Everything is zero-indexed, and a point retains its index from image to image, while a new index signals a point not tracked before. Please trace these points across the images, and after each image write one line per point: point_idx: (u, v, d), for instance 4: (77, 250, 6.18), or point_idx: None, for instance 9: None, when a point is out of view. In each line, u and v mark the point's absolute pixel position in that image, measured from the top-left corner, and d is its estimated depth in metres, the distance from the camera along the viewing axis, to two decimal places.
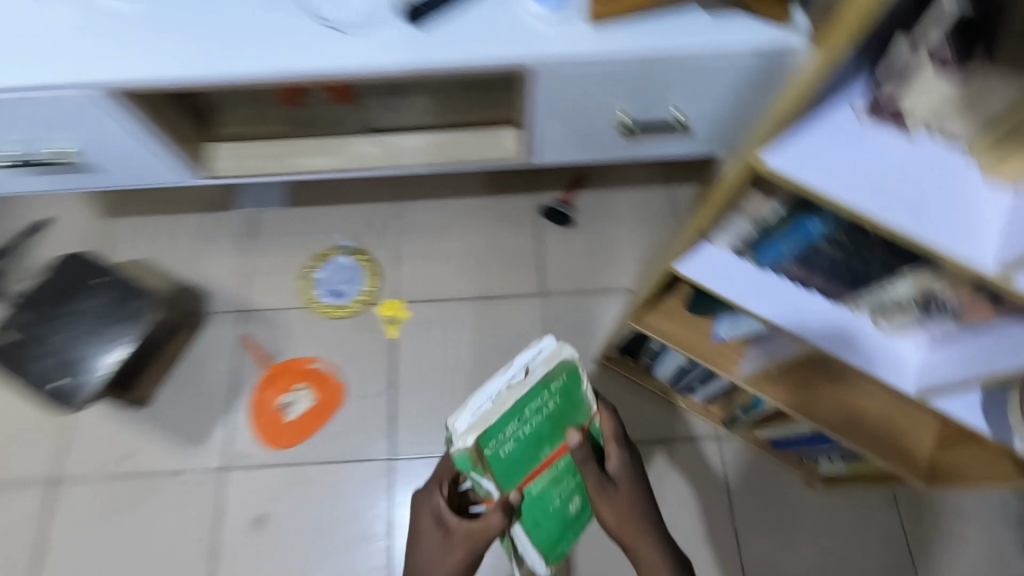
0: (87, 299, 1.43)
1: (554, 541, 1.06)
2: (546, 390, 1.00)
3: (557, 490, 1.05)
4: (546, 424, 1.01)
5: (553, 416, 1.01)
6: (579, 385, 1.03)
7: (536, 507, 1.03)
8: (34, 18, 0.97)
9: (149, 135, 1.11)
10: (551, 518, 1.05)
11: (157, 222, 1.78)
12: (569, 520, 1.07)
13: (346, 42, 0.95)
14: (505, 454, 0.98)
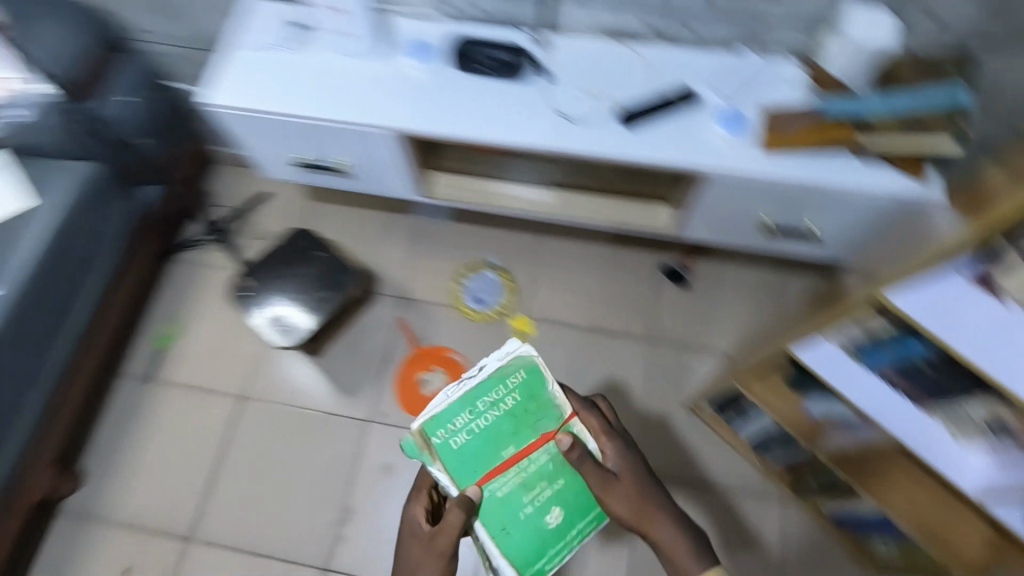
0: (307, 268, 1.92)
1: (531, 554, 1.15)
2: (503, 385, 1.20)
3: (529, 497, 1.16)
4: (506, 421, 1.18)
5: (512, 414, 1.19)
6: (542, 387, 1.22)
7: (506, 511, 1.15)
8: (358, 76, 1.36)
9: (402, 162, 1.48)
10: (525, 528, 1.15)
11: (349, 212, 2.20)
12: (546, 534, 1.16)
13: (573, 131, 1.28)
14: (458, 445, 1.15)
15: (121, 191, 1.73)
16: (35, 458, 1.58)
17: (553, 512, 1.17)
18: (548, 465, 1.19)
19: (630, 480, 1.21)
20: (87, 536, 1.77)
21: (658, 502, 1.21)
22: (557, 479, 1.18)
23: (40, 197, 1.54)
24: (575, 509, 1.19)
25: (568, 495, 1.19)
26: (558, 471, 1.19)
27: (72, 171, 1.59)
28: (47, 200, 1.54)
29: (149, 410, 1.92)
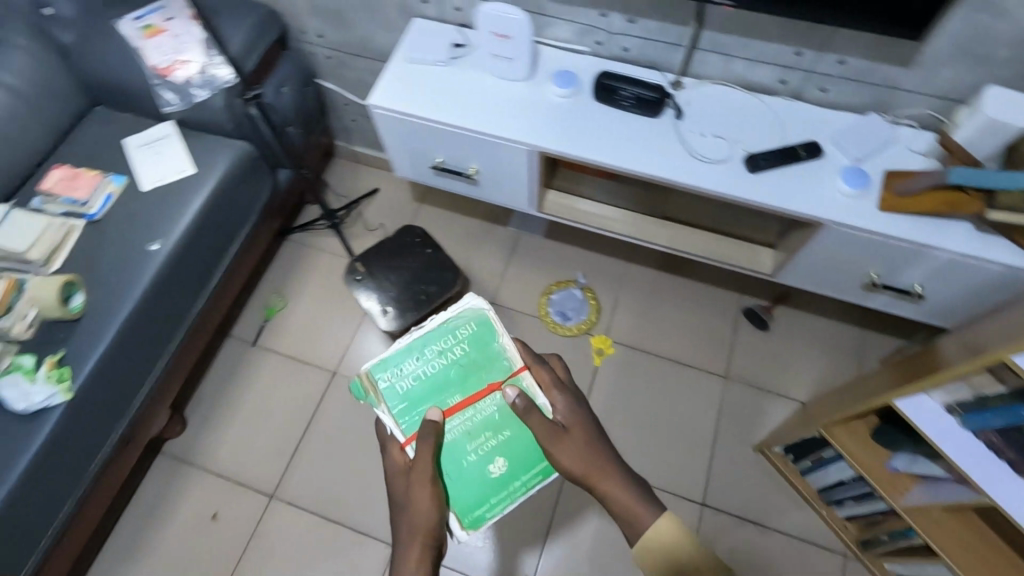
0: (413, 259, 1.96)
1: (478, 498, 1.14)
2: (455, 335, 1.24)
3: (474, 446, 1.16)
4: (451, 370, 1.21)
5: (460, 364, 1.22)
6: (494, 340, 1.24)
7: (451, 457, 1.15)
8: (508, 98, 1.52)
9: (529, 177, 1.60)
10: (471, 476, 1.15)
11: (450, 216, 2.35)
12: (491, 482, 1.15)
13: (704, 170, 1.39)
14: (406, 390, 1.20)
15: (267, 172, 1.92)
16: (157, 400, 1.73)
17: (510, 456, 1.17)
18: (495, 416, 1.19)
19: (577, 431, 1.16)
20: (182, 481, 1.91)
21: (602, 456, 1.15)
22: (504, 429, 1.18)
23: (202, 167, 1.73)
24: (522, 459, 1.17)
25: (516, 446, 1.17)
26: (505, 423, 1.18)
27: (230, 147, 1.77)
28: (208, 170, 1.72)
29: (248, 373, 2.07)
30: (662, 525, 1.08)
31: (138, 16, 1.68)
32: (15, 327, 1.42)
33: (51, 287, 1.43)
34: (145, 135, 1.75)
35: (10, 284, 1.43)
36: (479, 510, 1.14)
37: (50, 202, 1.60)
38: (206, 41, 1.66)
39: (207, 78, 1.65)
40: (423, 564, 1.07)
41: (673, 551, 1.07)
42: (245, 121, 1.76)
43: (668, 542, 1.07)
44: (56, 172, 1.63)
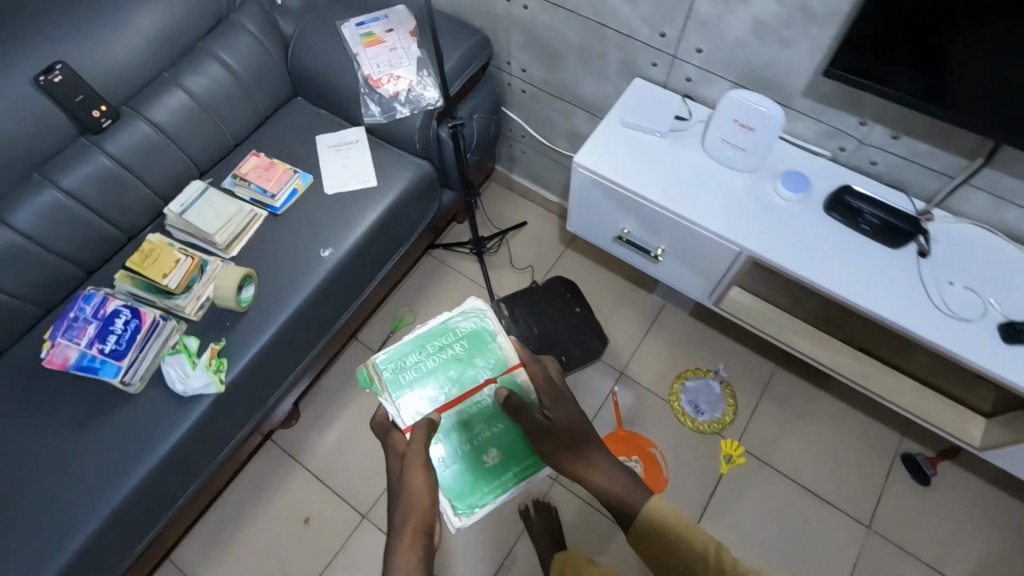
0: (561, 312, 1.86)
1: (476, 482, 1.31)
2: (455, 331, 1.41)
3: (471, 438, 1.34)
4: (450, 364, 1.38)
5: (458, 359, 1.38)
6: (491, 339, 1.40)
7: (450, 446, 1.33)
8: (725, 190, 1.39)
9: (722, 276, 1.45)
10: (472, 463, 1.33)
11: (594, 270, 2.24)
12: (487, 470, 1.33)
13: (945, 326, 1.19)
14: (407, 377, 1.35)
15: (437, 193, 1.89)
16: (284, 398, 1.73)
17: (506, 452, 1.33)
18: (492, 416, 1.35)
19: (566, 417, 1.17)
20: (283, 475, 1.91)
21: (590, 438, 1.16)
22: (499, 423, 1.35)
23: (383, 182, 1.71)
24: (514, 451, 1.33)
25: (509, 439, 1.34)
26: (499, 417, 1.34)
27: (412, 167, 1.75)
28: (387, 186, 1.71)
29: None
30: (653, 509, 1.06)
31: (361, 23, 1.69)
32: (190, 307, 1.46)
33: (227, 280, 1.45)
34: (338, 136, 1.76)
35: (195, 264, 1.47)
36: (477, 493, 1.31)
37: (242, 186, 1.64)
38: (422, 62, 1.64)
39: (412, 97, 1.63)
40: (413, 553, 0.95)
41: (670, 533, 1.04)
42: (432, 144, 1.73)
43: (664, 523, 1.05)
44: (252, 157, 1.66)
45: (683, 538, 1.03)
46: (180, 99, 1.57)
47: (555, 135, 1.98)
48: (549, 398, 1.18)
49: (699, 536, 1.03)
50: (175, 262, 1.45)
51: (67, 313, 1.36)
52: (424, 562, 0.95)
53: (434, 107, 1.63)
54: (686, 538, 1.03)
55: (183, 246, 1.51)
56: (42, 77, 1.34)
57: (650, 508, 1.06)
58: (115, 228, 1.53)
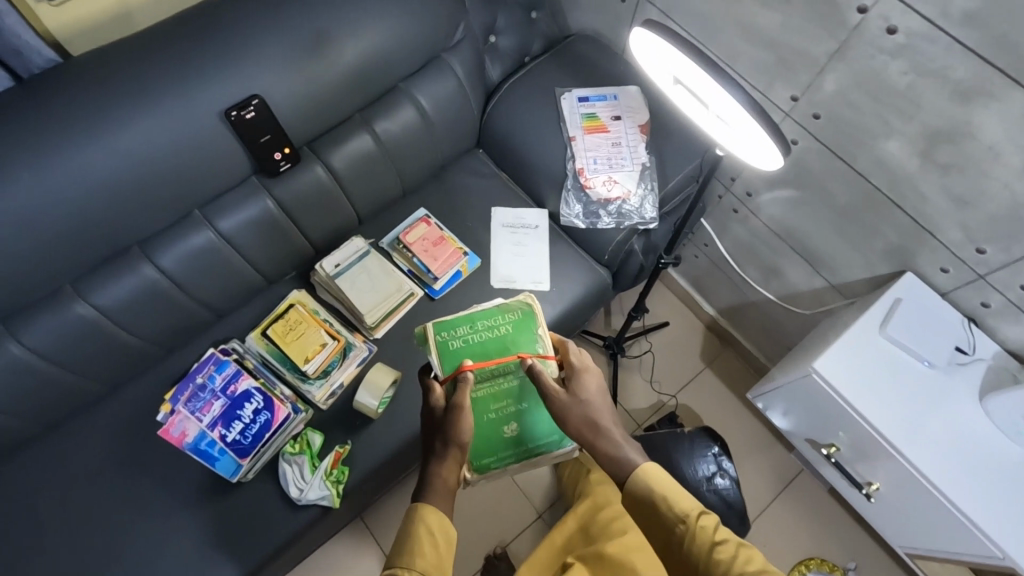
0: (704, 474, 1.63)
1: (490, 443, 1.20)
2: (503, 317, 1.21)
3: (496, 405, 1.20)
4: (494, 343, 1.19)
5: (498, 342, 1.20)
6: (530, 325, 1.20)
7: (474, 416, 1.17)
8: (1000, 466, 1.11)
9: (952, 554, 1.18)
10: (493, 432, 1.20)
11: (732, 402, 1.97)
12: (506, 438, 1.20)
13: None
14: (457, 350, 1.17)
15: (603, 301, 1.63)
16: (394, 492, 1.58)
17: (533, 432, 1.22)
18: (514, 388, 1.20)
19: (593, 402, 1.08)
20: None
21: (608, 417, 1.07)
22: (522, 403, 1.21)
23: (555, 286, 1.47)
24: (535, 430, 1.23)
25: (532, 417, 1.23)
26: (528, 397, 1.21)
27: (591, 275, 1.50)
28: (559, 294, 1.46)
29: None
30: (643, 473, 1.00)
31: (585, 99, 1.43)
32: (321, 396, 1.26)
33: (369, 385, 1.24)
34: (517, 215, 1.51)
35: (338, 348, 1.27)
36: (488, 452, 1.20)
37: (404, 254, 1.42)
38: (646, 168, 1.37)
39: (620, 210, 1.37)
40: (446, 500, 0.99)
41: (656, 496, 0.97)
42: (621, 259, 1.46)
43: (647, 483, 0.99)
44: (421, 223, 1.43)
45: (671, 498, 0.96)
46: (363, 144, 1.33)
47: (747, 263, 1.69)
48: (574, 379, 1.11)
49: (679, 503, 0.96)
50: (320, 343, 1.25)
51: (194, 377, 1.20)
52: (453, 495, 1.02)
53: (644, 226, 1.37)
54: (671, 498, 0.97)
55: (329, 319, 1.31)
56: (235, 112, 1.12)
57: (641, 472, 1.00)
58: (259, 274, 1.33)
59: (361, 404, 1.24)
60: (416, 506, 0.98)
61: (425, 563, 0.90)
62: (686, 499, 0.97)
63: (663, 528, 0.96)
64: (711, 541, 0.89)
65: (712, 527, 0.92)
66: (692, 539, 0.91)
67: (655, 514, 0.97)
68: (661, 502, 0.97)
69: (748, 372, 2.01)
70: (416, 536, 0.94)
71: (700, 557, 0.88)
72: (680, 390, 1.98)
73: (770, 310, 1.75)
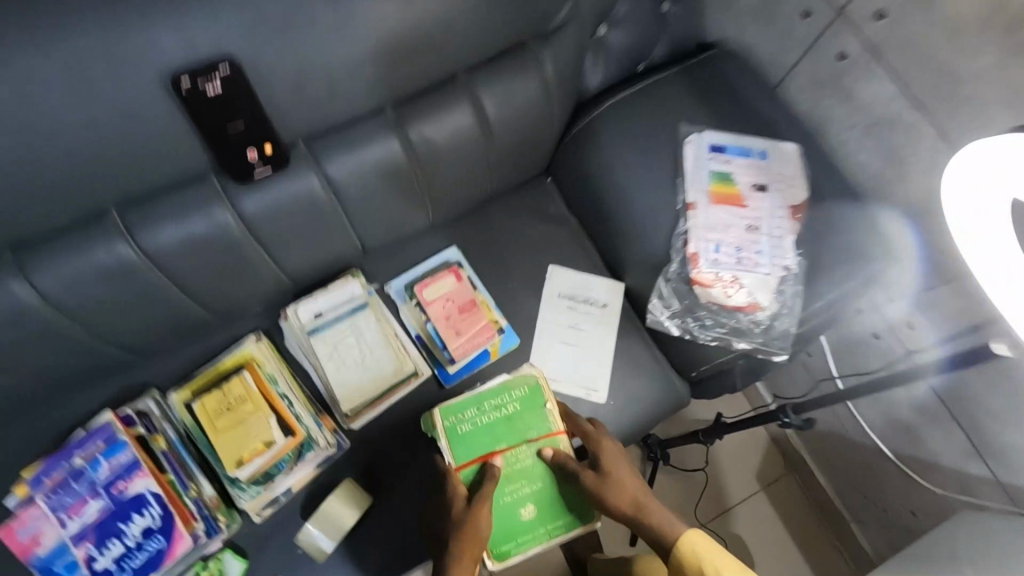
0: None
1: (505, 528, 0.89)
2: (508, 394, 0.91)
3: (509, 487, 0.89)
4: (501, 422, 0.90)
5: (507, 422, 0.90)
6: (544, 398, 0.91)
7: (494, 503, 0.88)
8: None
9: None
10: (512, 516, 0.89)
11: (785, 545, 1.56)
12: (524, 525, 0.89)
13: None
14: (464, 433, 0.89)
15: None
16: None
17: (558, 513, 0.90)
18: (531, 468, 0.90)
19: (624, 478, 0.88)
20: None
21: (644, 490, 0.88)
22: (540, 482, 0.91)
23: (614, 396, 1.05)
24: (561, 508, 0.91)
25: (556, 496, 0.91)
26: (548, 475, 0.91)
27: (667, 391, 1.07)
28: (618, 407, 1.04)
29: None
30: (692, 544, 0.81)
31: (720, 150, 0.97)
32: (254, 506, 0.88)
33: (329, 519, 0.86)
34: (582, 285, 1.09)
35: (290, 447, 0.87)
36: (505, 542, 0.89)
37: (416, 313, 1.00)
38: (789, 273, 0.92)
39: (736, 325, 0.92)
40: None
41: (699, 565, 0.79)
42: (713, 375, 1.04)
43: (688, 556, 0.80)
44: (449, 274, 1.01)
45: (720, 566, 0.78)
46: (390, 154, 0.90)
47: (868, 400, 1.26)
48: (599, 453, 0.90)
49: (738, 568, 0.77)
50: (265, 441, 0.85)
51: (71, 455, 0.80)
52: None
53: (767, 355, 0.93)
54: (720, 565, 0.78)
55: (290, 398, 0.90)
56: (189, 81, 0.68)
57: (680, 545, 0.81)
58: (206, 309, 0.92)
59: (310, 543, 0.86)
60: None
61: None
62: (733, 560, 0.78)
63: None
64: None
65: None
66: None
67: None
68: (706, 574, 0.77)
69: (813, 507, 1.60)
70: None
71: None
72: (724, 513, 1.57)
73: (877, 460, 1.32)
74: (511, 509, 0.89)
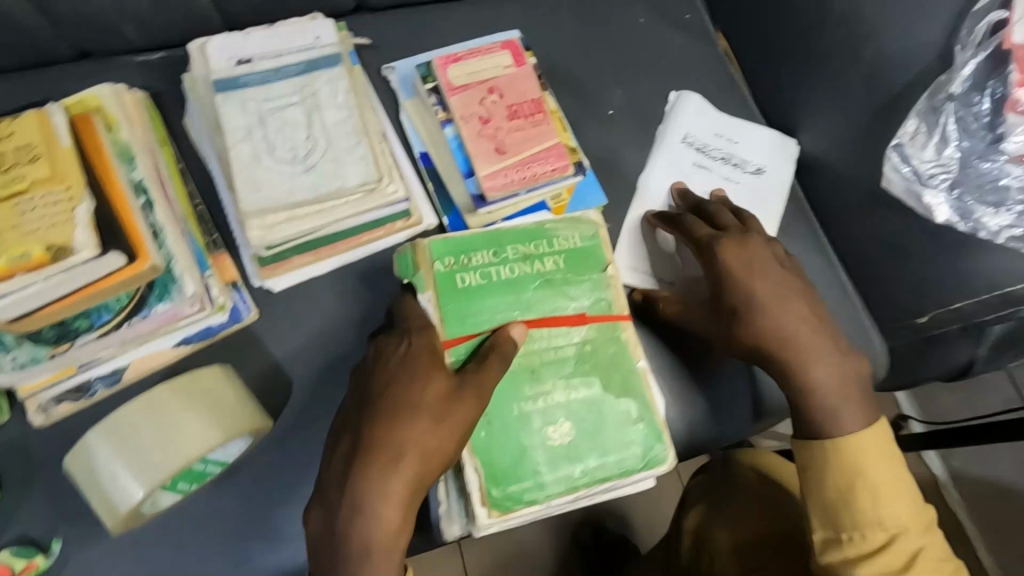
0: None
1: (518, 455, 0.45)
2: (548, 239, 0.49)
3: (531, 387, 0.46)
4: (532, 284, 0.48)
5: (540, 285, 0.48)
6: (604, 257, 0.50)
7: (501, 404, 0.46)
8: None
9: None
10: (531, 437, 0.45)
11: None
12: (554, 455, 0.45)
13: None
14: (462, 287, 0.47)
15: None
16: None
17: (621, 441, 0.46)
18: (575, 360, 0.47)
19: (768, 311, 0.49)
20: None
21: (807, 339, 0.48)
22: (592, 383, 0.47)
23: None
24: (623, 432, 0.46)
25: (614, 414, 0.47)
26: (606, 375, 0.47)
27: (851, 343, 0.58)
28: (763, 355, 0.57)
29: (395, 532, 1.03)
30: (839, 446, 0.48)
31: None
32: (36, 395, 0.44)
33: (155, 421, 0.36)
34: (724, 130, 0.61)
35: (121, 280, 0.41)
36: (514, 479, 0.44)
37: (428, 112, 0.54)
38: None
39: None
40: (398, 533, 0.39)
41: (845, 490, 0.47)
42: (958, 328, 0.57)
43: (831, 464, 0.48)
44: (501, 49, 0.54)
45: (880, 499, 0.46)
46: None
47: None
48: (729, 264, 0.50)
49: (896, 509, 0.46)
50: (50, 247, 0.38)
51: None
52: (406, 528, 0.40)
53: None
54: (880, 501, 0.46)
55: (150, 195, 0.45)
56: None
57: (827, 443, 0.48)
58: (40, 13, 0.49)
59: (92, 473, 0.35)
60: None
61: None
62: (906, 497, 0.47)
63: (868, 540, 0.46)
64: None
65: (929, 568, 0.45)
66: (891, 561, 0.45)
67: (815, 516, 0.48)
68: (841, 505, 0.47)
69: None
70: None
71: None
72: None
73: None
74: (533, 420, 0.46)
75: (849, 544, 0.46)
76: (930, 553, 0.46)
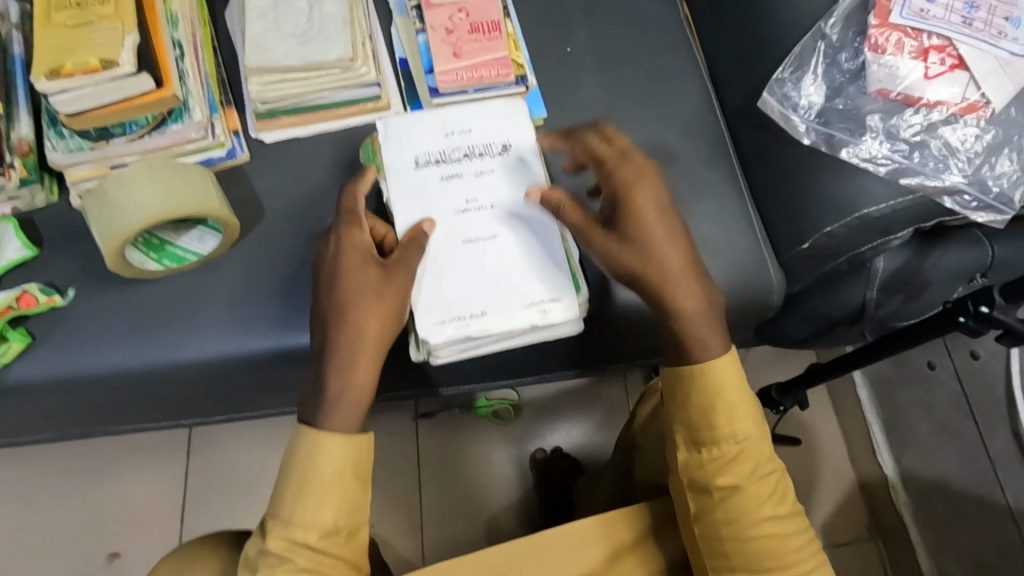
0: None
1: (462, 297, 0.56)
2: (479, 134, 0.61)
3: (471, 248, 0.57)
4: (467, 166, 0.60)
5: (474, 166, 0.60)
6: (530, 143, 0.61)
7: (448, 263, 0.57)
8: None
9: None
10: (471, 285, 0.56)
11: None
12: (488, 296, 0.56)
13: None
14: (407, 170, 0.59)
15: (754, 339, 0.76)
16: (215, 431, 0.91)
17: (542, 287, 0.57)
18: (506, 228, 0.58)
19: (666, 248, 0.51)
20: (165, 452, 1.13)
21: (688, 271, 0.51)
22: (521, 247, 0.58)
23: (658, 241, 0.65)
24: (548, 281, 0.57)
25: (540, 269, 0.57)
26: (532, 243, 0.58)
27: (746, 268, 0.63)
28: None
29: None
30: (708, 375, 0.51)
31: None
32: (77, 183, 0.59)
33: (159, 186, 0.52)
34: (450, 130, 0.60)
35: (150, 102, 0.55)
36: (455, 314, 0.55)
37: (410, 24, 0.66)
38: (985, 101, 0.58)
39: (891, 151, 0.59)
40: (358, 404, 0.49)
41: (708, 408, 0.50)
42: (845, 265, 0.62)
43: (696, 385, 0.51)
44: None
45: (735, 417, 0.50)
46: None
47: None
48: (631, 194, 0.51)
49: (738, 426, 0.50)
50: (102, 60, 0.52)
51: None
52: (363, 403, 0.50)
53: (954, 215, 0.58)
54: (735, 416, 0.50)
55: (184, 50, 0.59)
56: None
57: (693, 370, 0.51)
58: None
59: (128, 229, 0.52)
60: (314, 434, 0.48)
61: (324, 508, 0.47)
62: (754, 416, 0.51)
63: (716, 451, 0.50)
64: (757, 515, 0.49)
65: (763, 480, 0.50)
66: (731, 469, 0.50)
67: (683, 434, 0.52)
68: (701, 421, 0.51)
69: None
70: (301, 483, 0.47)
71: (726, 528, 0.49)
72: None
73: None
74: (473, 273, 0.57)
75: (706, 454, 0.50)
76: (769, 465, 0.51)
